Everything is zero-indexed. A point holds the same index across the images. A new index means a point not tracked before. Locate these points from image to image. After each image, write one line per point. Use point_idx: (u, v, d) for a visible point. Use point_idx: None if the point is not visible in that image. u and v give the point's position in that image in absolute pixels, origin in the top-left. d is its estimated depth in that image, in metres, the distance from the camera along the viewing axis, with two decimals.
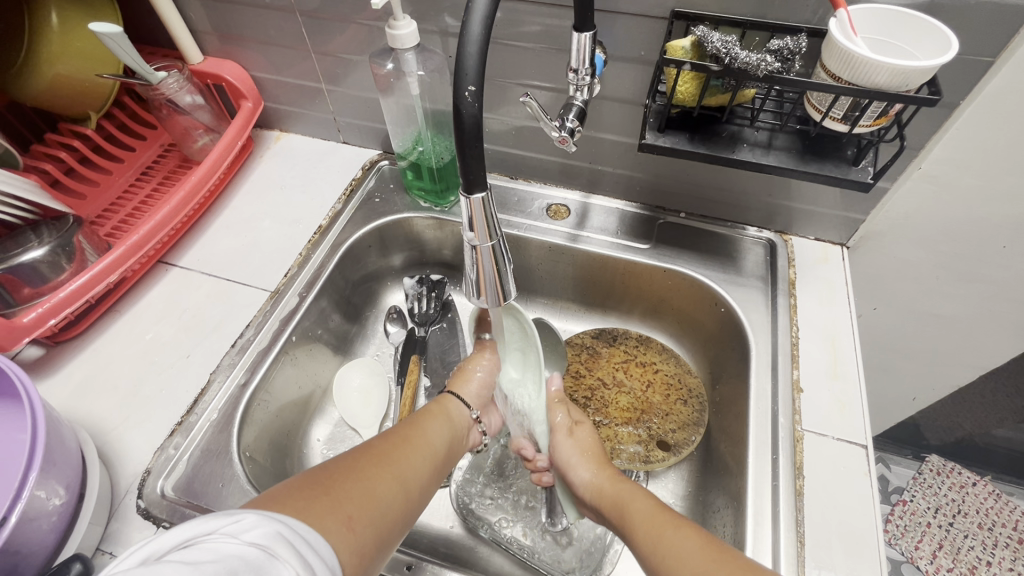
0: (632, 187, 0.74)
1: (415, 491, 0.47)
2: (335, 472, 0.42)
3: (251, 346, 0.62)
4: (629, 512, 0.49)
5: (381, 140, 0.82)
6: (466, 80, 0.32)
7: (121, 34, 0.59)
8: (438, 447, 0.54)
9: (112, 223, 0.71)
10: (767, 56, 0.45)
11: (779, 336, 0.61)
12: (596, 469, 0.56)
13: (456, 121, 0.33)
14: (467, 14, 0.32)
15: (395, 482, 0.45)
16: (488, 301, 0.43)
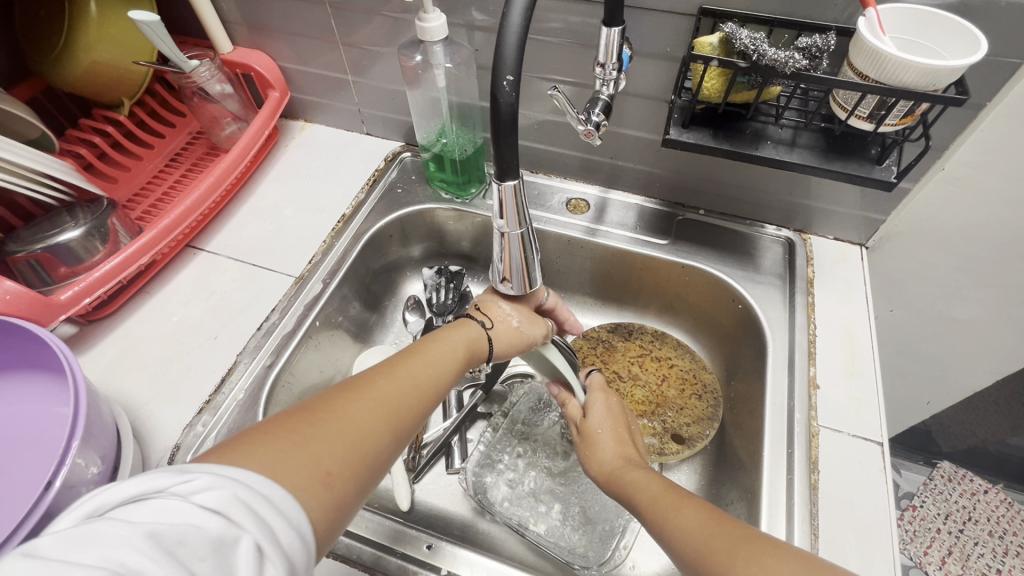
0: (652, 183, 0.75)
1: (407, 429, 0.43)
2: (317, 414, 0.38)
3: (277, 330, 0.63)
4: (635, 491, 0.49)
5: (404, 132, 0.83)
6: (504, 70, 0.33)
7: (157, 22, 0.61)
8: (442, 378, 0.49)
9: (143, 207, 0.73)
10: (795, 53, 0.46)
11: (796, 333, 0.62)
12: (613, 452, 0.55)
13: (492, 109, 0.34)
14: (508, 5, 0.32)
15: (384, 422, 0.41)
16: (513, 288, 0.45)
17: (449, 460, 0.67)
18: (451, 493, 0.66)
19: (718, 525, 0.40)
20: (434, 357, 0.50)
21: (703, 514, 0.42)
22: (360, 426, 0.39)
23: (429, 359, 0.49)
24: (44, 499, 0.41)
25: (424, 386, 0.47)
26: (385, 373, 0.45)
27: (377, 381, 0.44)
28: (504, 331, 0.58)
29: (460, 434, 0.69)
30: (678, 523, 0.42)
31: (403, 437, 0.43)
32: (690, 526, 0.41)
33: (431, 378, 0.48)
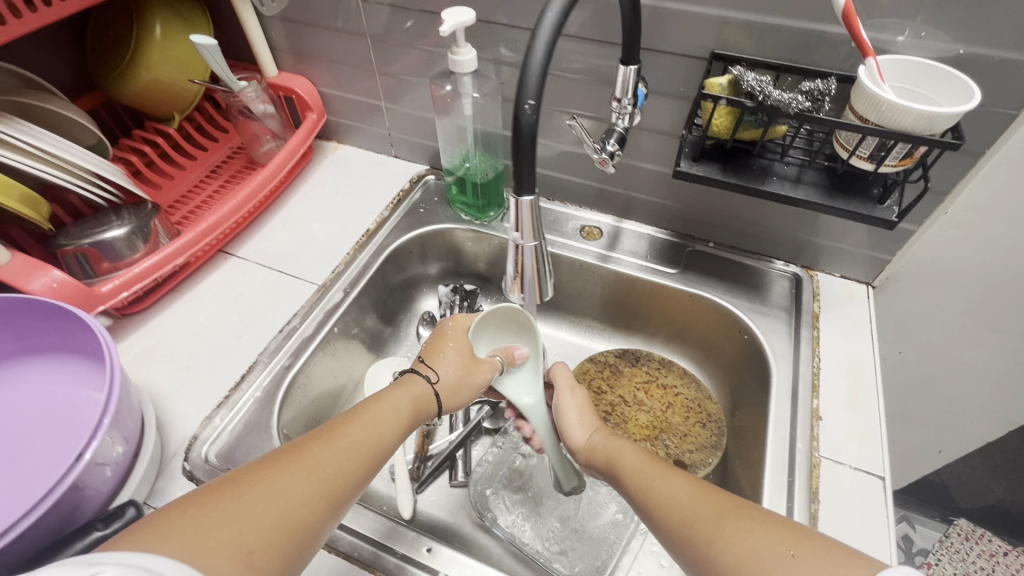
0: (663, 215, 0.78)
1: (349, 496, 0.43)
2: (244, 487, 0.38)
3: (297, 333, 0.66)
4: (620, 459, 0.53)
5: (429, 156, 0.88)
6: (526, 94, 0.36)
7: (214, 46, 0.67)
8: (388, 431, 0.49)
9: (183, 212, 0.78)
10: (799, 95, 0.49)
11: (800, 365, 0.62)
12: (592, 433, 0.60)
13: (514, 130, 0.37)
14: (534, 36, 0.36)
15: (323, 483, 0.41)
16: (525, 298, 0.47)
17: (452, 473, 0.69)
18: (451, 506, 0.67)
19: (705, 494, 0.44)
20: (382, 411, 0.50)
21: (689, 483, 0.46)
22: (290, 491, 0.39)
23: (379, 414, 0.49)
24: (73, 470, 0.43)
25: (370, 444, 0.46)
26: (328, 434, 0.45)
27: (311, 443, 0.43)
28: (453, 392, 0.59)
29: (464, 449, 0.71)
30: (665, 489, 0.46)
31: (345, 493, 0.42)
32: (679, 493, 0.45)
33: (380, 435, 0.48)
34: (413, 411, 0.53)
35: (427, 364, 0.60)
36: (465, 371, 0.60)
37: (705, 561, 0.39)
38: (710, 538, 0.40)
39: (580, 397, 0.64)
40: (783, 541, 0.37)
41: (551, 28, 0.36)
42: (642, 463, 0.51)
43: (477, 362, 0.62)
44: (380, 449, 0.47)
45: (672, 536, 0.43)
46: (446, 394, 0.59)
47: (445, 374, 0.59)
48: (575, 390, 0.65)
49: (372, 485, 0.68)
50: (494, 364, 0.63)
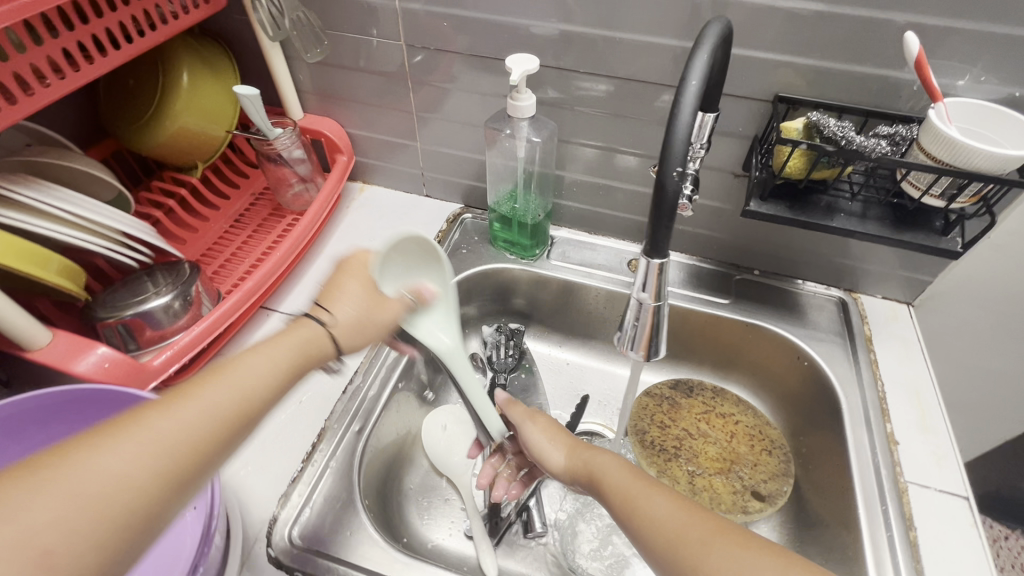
0: (707, 246, 0.79)
1: (197, 471, 0.36)
2: (47, 469, 0.31)
3: (361, 392, 0.63)
4: (603, 478, 0.52)
5: (464, 194, 0.87)
6: (671, 164, 0.36)
7: (256, 95, 0.64)
8: (261, 391, 0.42)
9: (213, 267, 0.73)
10: (880, 141, 0.51)
11: (865, 390, 0.65)
12: (569, 452, 0.57)
13: (658, 196, 0.37)
14: (676, 107, 0.36)
15: (171, 459, 0.35)
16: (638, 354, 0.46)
17: (527, 524, 0.67)
18: (531, 559, 0.65)
19: (691, 514, 0.44)
20: (251, 366, 0.42)
21: (676, 502, 0.45)
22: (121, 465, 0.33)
23: (251, 364, 0.42)
24: None
25: (230, 405, 0.39)
26: (175, 396, 0.38)
27: (152, 408, 0.36)
28: (350, 330, 0.49)
29: (537, 497, 0.69)
30: (651, 508, 0.46)
31: (197, 464, 0.36)
32: (662, 513, 0.45)
33: (249, 394, 0.41)
34: (296, 364, 0.45)
35: (321, 309, 0.49)
36: (372, 312, 0.50)
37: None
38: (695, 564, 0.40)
39: (545, 421, 0.62)
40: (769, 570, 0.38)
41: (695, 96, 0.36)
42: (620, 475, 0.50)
43: (382, 300, 0.52)
44: (250, 409, 0.40)
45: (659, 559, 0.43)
46: (342, 338, 0.49)
47: (343, 313, 0.49)
48: (537, 418, 0.62)
49: (446, 545, 0.65)
50: (400, 299, 0.54)
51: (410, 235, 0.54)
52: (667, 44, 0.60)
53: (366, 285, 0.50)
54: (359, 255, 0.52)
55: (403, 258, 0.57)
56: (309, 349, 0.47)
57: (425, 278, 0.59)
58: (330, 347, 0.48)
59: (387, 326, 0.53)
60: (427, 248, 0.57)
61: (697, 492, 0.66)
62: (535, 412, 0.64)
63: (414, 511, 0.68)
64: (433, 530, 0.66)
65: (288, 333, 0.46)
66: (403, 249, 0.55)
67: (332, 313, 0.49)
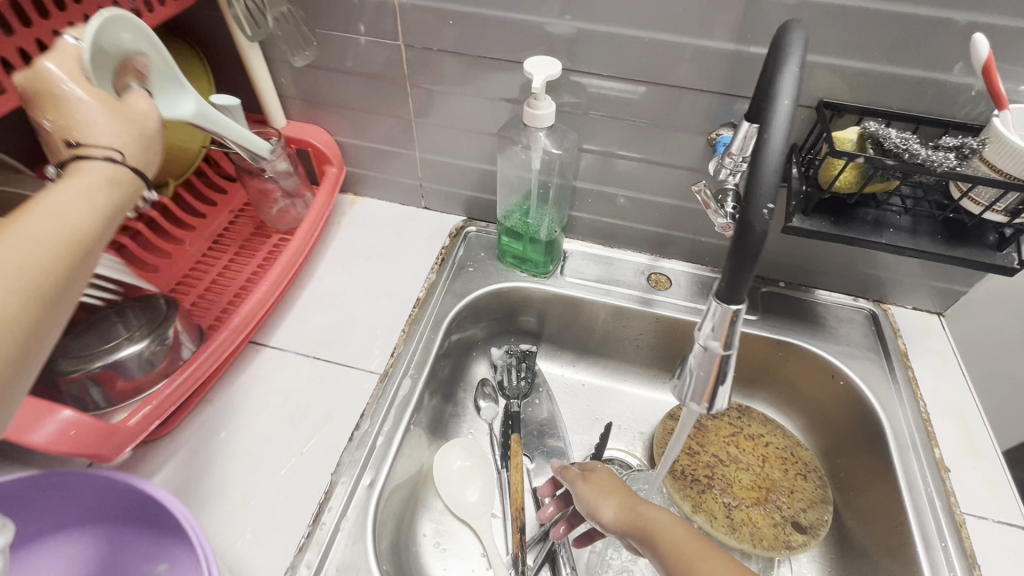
0: (731, 258, 0.74)
1: (55, 303, 0.34)
2: None
3: (369, 439, 0.57)
4: (659, 531, 0.46)
5: (466, 206, 0.80)
6: (758, 203, 0.31)
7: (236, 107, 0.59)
8: (87, 225, 0.36)
9: (191, 298, 0.65)
10: (945, 154, 0.47)
11: (908, 411, 0.61)
12: (620, 505, 0.51)
13: (745, 236, 0.31)
14: (766, 132, 0.30)
15: (14, 295, 0.31)
16: (702, 406, 0.40)
17: (555, 569, 0.62)
18: None
19: None
20: (68, 193, 0.37)
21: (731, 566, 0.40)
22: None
23: (71, 190, 0.37)
24: None
25: (70, 238, 0.35)
26: None
27: None
28: (128, 141, 0.42)
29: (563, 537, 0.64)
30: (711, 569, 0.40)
31: (47, 304, 0.33)
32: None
33: (83, 239, 0.36)
34: (114, 181, 0.39)
35: (81, 146, 0.39)
36: (130, 127, 0.42)
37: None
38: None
39: (598, 478, 0.56)
40: None
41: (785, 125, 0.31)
42: (679, 533, 0.45)
43: (122, 103, 0.43)
44: (82, 247, 0.36)
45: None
46: (138, 164, 0.42)
47: (104, 127, 0.40)
48: (590, 475, 0.56)
49: None
50: (144, 98, 0.44)
51: (116, 20, 0.43)
52: (698, 45, 0.55)
53: (100, 99, 0.41)
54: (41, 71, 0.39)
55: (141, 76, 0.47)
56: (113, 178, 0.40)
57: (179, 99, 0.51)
58: (128, 166, 0.41)
59: (159, 133, 0.45)
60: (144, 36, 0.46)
61: (737, 528, 0.62)
62: (589, 467, 0.58)
63: (432, 564, 0.62)
64: None
65: (74, 171, 0.38)
66: (121, 37, 0.44)
67: (82, 136, 0.40)
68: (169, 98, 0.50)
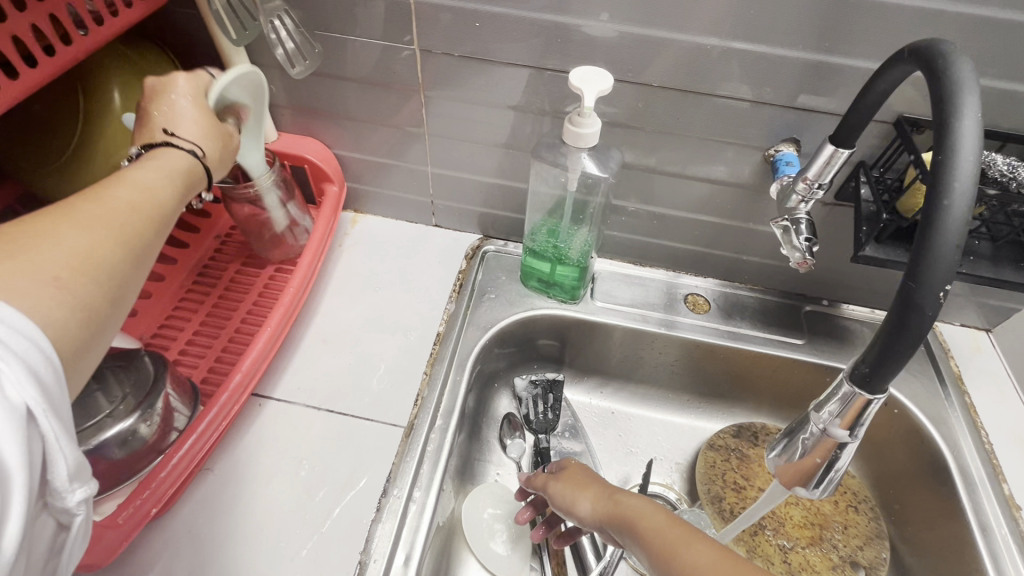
0: (773, 276, 0.69)
1: (148, 252, 0.34)
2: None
3: (400, 507, 0.50)
4: (635, 519, 0.42)
5: (483, 223, 0.73)
6: (926, 285, 0.26)
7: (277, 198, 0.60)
8: (170, 197, 0.38)
9: (178, 348, 0.57)
10: None
11: (970, 443, 0.58)
12: (596, 494, 0.48)
13: (911, 318, 0.27)
14: (941, 202, 0.26)
15: (119, 233, 0.33)
16: (817, 492, 0.35)
17: None
18: None
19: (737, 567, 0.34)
20: (153, 168, 0.38)
21: (714, 549, 0.36)
22: (62, 249, 0.29)
23: (158, 168, 0.39)
24: None
25: (154, 204, 0.36)
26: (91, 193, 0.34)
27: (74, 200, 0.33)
28: (214, 147, 0.44)
29: None
30: (693, 554, 0.36)
31: (141, 253, 0.34)
32: (706, 566, 0.35)
33: (166, 208, 0.37)
34: (191, 176, 0.41)
35: (171, 135, 0.42)
36: (218, 137, 0.45)
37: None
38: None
39: (569, 469, 0.52)
40: None
41: (965, 198, 0.26)
42: (659, 518, 0.40)
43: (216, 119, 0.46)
44: (164, 214, 0.36)
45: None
46: (212, 167, 0.44)
47: (194, 128, 0.43)
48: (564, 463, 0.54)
49: None
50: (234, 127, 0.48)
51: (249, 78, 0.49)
52: (763, 53, 0.48)
53: (201, 110, 0.44)
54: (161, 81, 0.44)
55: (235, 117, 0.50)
56: (186, 168, 0.41)
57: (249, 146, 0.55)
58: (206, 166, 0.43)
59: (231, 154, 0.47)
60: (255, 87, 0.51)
61: (795, 573, 0.58)
62: (557, 467, 0.54)
63: None
64: None
65: (153, 158, 0.39)
66: (235, 93, 0.49)
67: (174, 128, 0.42)
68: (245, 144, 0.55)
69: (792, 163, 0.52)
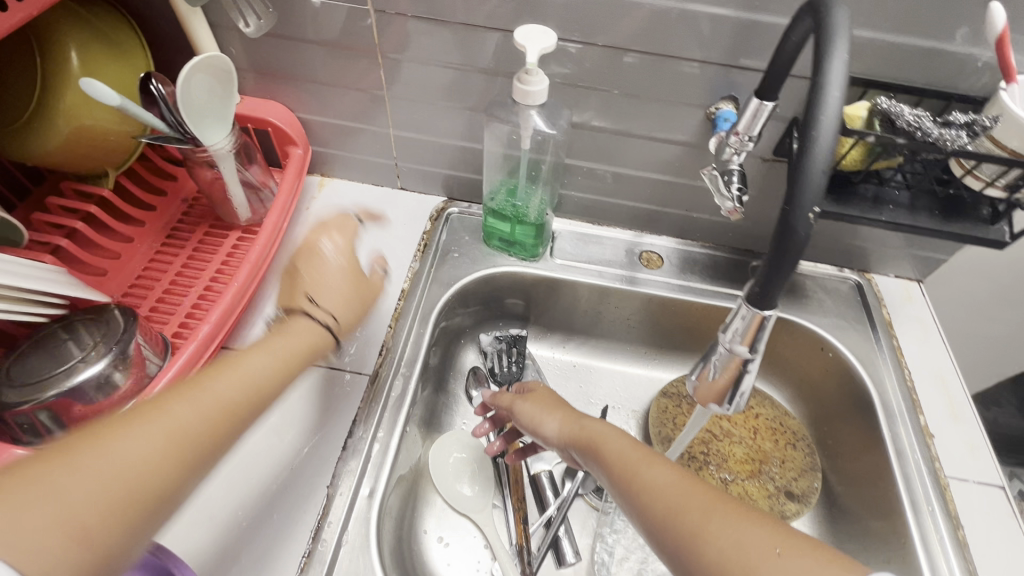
0: (723, 232, 0.73)
1: (207, 458, 0.39)
2: (82, 441, 0.34)
3: (364, 448, 0.54)
4: (600, 443, 0.48)
5: (446, 185, 0.75)
6: (799, 209, 0.30)
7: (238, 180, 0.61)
8: (241, 401, 0.43)
9: (148, 305, 0.59)
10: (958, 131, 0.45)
11: (894, 381, 0.63)
12: (563, 417, 0.54)
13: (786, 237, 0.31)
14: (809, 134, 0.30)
15: (172, 469, 0.37)
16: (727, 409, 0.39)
17: (559, 556, 0.62)
18: None
19: (693, 484, 0.40)
20: (223, 374, 0.43)
21: (675, 471, 0.42)
22: (116, 461, 0.34)
23: (244, 371, 0.44)
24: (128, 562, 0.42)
25: (228, 420, 0.41)
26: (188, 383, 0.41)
27: (166, 396, 0.39)
28: (280, 345, 0.49)
29: (565, 524, 0.63)
30: (652, 475, 0.42)
31: (195, 464, 0.38)
32: (664, 483, 0.41)
33: (256, 396, 0.44)
34: (285, 366, 0.48)
35: (235, 362, 0.45)
36: (286, 350, 0.49)
37: (688, 558, 0.36)
38: (696, 532, 0.36)
39: (536, 395, 0.59)
40: (769, 536, 0.35)
41: (829, 130, 0.30)
42: (621, 443, 0.46)
43: (292, 324, 0.51)
44: (226, 438, 0.41)
45: (655, 528, 0.39)
46: (289, 371, 0.48)
47: (253, 354, 0.46)
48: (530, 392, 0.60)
49: None
50: (306, 316, 0.52)
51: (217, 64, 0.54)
52: (700, 13, 0.51)
53: (274, 351, 0.48)
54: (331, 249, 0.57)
55: (205, 98, 0.55)
56: (254, 380, 0.45)
57: (215, 133, 0.57)
58: (280, 377, 0.47)
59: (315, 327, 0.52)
60: (223, 75, 0.56)
61: None
62: (525, 390, 0.61)
63: (435, 561, 0.61)
64: None
65: (235, 364, 0.45)
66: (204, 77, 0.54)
67: (247, 364, 0.45)
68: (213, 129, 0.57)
69: (729, 119, 0.55)
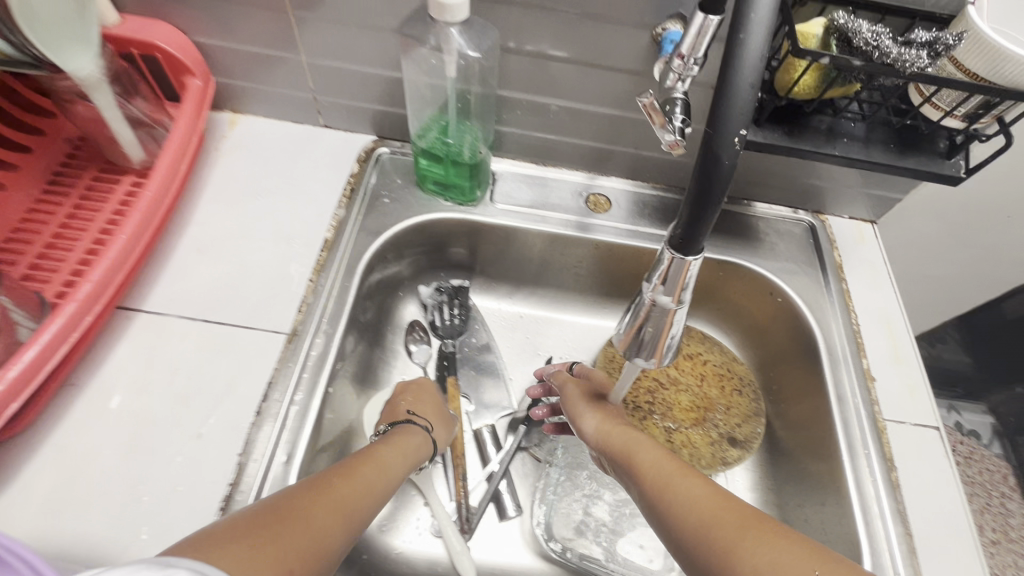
0: (675, 173, 0.68)
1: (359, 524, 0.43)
2: (284, 517, 0.36)
3: (281, 413, 0.50)
4: (634, 449, 0.50)
5: (375, 123, 0.67)
6: (724, 134, 0.28)
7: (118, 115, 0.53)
8: (383, 483, 0.48)
9: (27, 261, 0.52)
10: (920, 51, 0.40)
11: (840, 326, 0.61)
12: (598, 415, 0.56)
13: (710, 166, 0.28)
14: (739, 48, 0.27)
15: (343, 524, 0.40)
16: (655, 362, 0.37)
17: (501, 509, 0.61)
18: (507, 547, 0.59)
19: (726, 502, 0.40)
20: (370, 465, 0.48)
21: (708, 487, 0.42)
22: (303, 544, 0.36)
23: (382, 464, 0.49)
24: None
25: (372, 492, 0.45)
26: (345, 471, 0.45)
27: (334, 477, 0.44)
28: (398, 453, 0.52)
29: (507, 478, 0.63)
30: (686, 484, 0.43)
31: (354, 530, 0.42)
32: (698, 496, 0.41)
33: (380, 488, 0.47)
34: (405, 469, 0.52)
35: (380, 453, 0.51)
36: (405, 448, 0.54)
37: None
38: (730, 549, 0.36)
39: (585, 388, 0.59)
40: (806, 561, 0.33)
41: (759, 42, 0.27)
42: (655, 454, 0.48)
43: (406, 432, 0.55)
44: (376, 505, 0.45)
45: (688, 544, 0.39)
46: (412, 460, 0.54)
47: (387, 449, 0.52)
48: (568, 385, 0.60)
49: (412, 550, 0.58)
50: (419, 430, 0.56)
51: None
52: None
53: (401, 451, 0.53)
54: (423, 384, 0.62)
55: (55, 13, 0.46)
56: (385, 475, 0.49)
57: (81, 57, 0.49)
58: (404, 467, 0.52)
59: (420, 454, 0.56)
60: None
61: (677, 451, 0.62)
62: (583, 372, 0.62)
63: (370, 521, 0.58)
64: (396, 535, 0.58)
65: (374, 463, 0.49)
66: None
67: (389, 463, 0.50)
68: (76, 53, 0.48)
69: (675, 40, 0.49)
